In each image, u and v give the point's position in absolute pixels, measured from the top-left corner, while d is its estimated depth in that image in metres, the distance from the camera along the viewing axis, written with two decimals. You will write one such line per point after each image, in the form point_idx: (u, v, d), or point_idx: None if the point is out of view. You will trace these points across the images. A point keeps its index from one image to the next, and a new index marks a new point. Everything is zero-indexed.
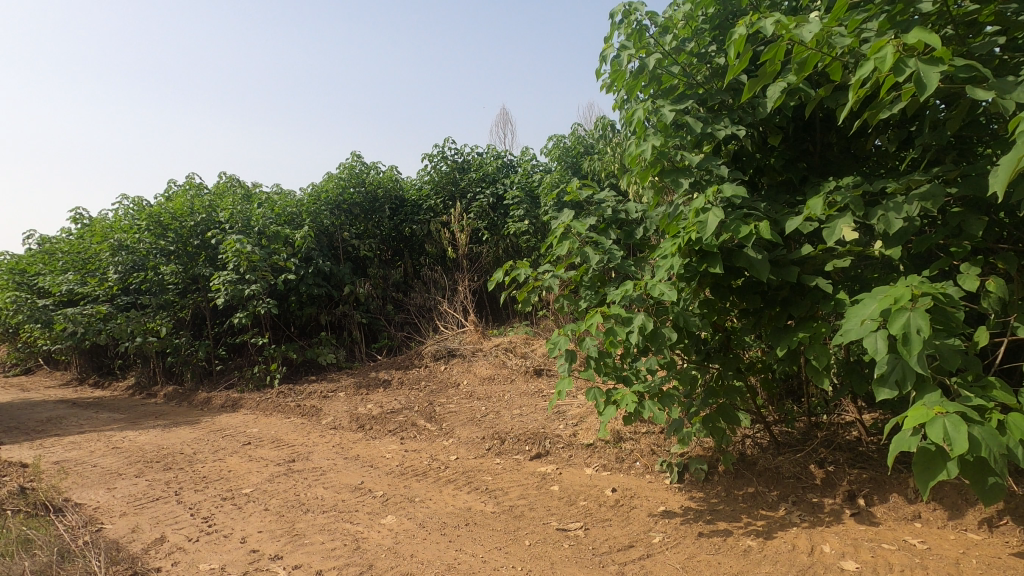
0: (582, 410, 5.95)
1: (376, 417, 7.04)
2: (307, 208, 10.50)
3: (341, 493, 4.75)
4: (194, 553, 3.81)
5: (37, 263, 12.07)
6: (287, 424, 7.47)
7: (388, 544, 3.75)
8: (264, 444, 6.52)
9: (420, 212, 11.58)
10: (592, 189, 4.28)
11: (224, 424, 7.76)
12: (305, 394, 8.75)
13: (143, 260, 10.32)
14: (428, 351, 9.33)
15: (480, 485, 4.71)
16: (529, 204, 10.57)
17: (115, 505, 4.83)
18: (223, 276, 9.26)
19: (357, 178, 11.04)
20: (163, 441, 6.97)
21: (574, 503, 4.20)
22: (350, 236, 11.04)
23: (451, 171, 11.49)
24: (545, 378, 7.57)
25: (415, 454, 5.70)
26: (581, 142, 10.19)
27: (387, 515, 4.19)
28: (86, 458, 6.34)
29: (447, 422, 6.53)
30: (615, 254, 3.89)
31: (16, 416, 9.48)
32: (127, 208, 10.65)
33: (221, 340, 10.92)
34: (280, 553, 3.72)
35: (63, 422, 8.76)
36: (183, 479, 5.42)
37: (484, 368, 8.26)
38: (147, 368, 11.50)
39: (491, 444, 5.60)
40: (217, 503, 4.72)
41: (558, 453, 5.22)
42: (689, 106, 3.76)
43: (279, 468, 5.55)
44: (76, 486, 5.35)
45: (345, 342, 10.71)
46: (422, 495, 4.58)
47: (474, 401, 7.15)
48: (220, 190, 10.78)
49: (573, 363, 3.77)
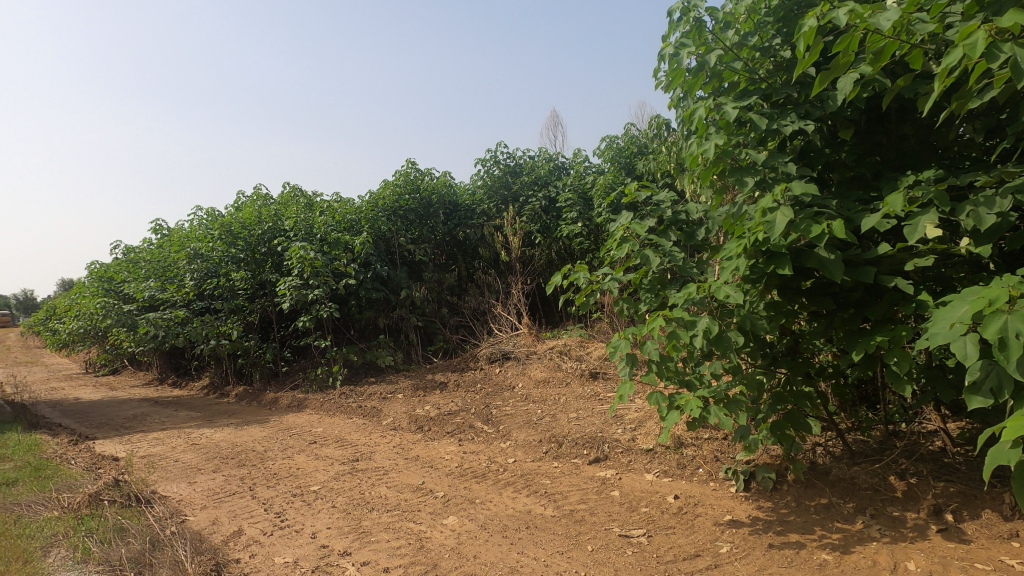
0: (641, 415, 5.86)
1: (434, 418, 7.18)
2: (366, 215, 10.85)
3: (403, 492, 4.88)
4: (269, 547, 4.00)
5: (122, 271, 13.05)
6: (349, 424, 7.74)
7: (451, 543, 3.82)
8: (328, 443, 6.77)
9: (474, 216, 11.63)
10: (651, 190, 4.21)
11: (291, 424, 8.12)
12: (365, 395, 9.06)
13: (216, 267, 10.96)
14: (484, 353, 9.46)
15: (538, 488, 4.72)
16: (583, 206, 10.46)
17: (196, 498, 5.15)
18: (289, 281, 9.82)
19: (412, 185, 11.25)
20: (237, 439, 7.37)
21: (635, 510, 4.13)
22: (406, 241, 11.23)
23: (504, 175, 11.59)
24: (602, 382, 7.49)
25: (473, 455, 5.78)
26: (635, 141, 10.02)
27: (449, 516, 4.27)
28: (169, 453, 6.80)
29: (504, 425, 6.58)
30: (676, 256, 3.80)
31: (106, 413, 10.27)
32: (202, 218, 11.38)
33: (287, 342, 11.45)
34: (349, 549, 3.86)
35: (147, 419, 9.42)
36: (256, 475, 5.71)
37: (539, 371, 8.27)
38: (220, 368, 12.21)
39: (549, 447, 5.60)
40: (287, 499, 4.94)
41: (617, 457, 5.16)
42: (753, 102, 3.64)
43: (344, 467, 5.75)
44: (162, 479, 5.77)
45: (402, 345, 11.01)
46: (482, 496, 4.64)
47: (530, 404, 7.17)
48: (285, 200, 11.31)
49: (635, 367, 3.67)
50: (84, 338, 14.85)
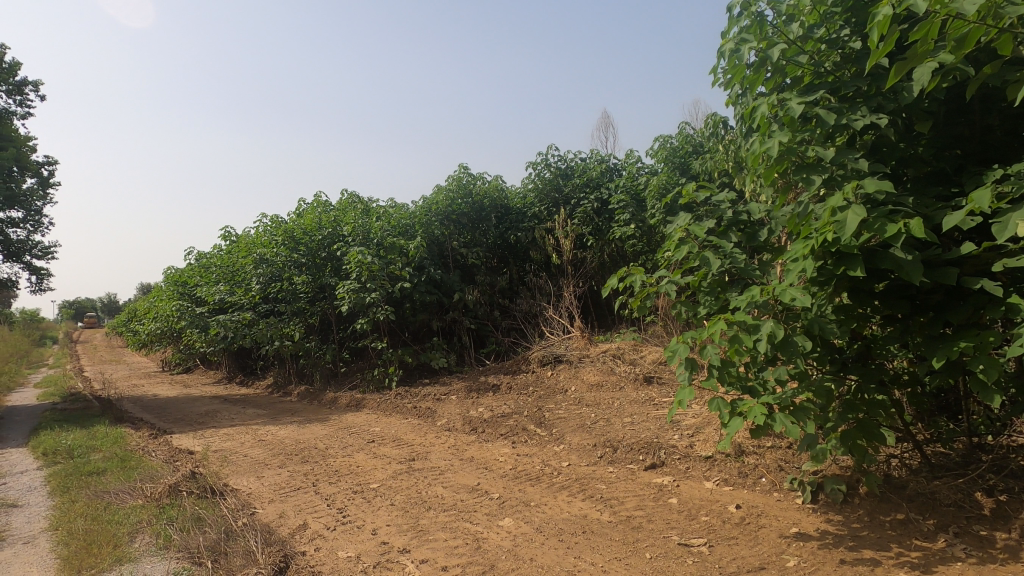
0: (698, 421, 5.72)
1: (488, 420, 7.25)
2: (420, 220, 11.08)
3: (458, 493, 4.95)
4: (333, 541, 4.15)
5: (195, 275, 13.89)
6: (405, 425, 7.92)
7: (507, 545, 3.85)
8: (386, 443, 6.95)
9: (525, 220, 11.66)
10: (710, 191, 4.09)
11: (350, 423, 8.40)
12: (420, 396, 9.26)
13: (280, 271, 11.48)
14: (535, 356, 9.48)
15: (594, 493, 4.68)
16: (635, 207, 10.28)
17: (264, 491, 5.41)
18: (347, 284, 10.17)
19: (464, 189, 11.41)
20: (300, 436, 7.69)
21: (695, 518, 4.03)
22: (459, 245, 11.41)
23: (555, 178, 11.57)
24: (657, 386, 7.35)
25: (527, 458, 5.80)
26: (689, 141, 9.77)
27: (505, 518, 4.30)
28: (239, 449, 7.17)
29: (557, 428, 6.57)
30: (737, 258, 3.68)
31: (181, 409, 10.94)
32: (266, 225, 11.93)
33: (345, 344, 11.84)
34: (408, 546, 3.95)
35: (218, 415, 9.97)
36: (319, 471, 5.95)
37: (591, 374, 8.19)
38: (284, 368, 12.78)
39: (603, 452, 5.54)
40: (348, 495, 5.11)
41: (674, 464, 5.05)
42: (820, 96, 3.49)
43: (401, 466, 5.89)
44: (233, 473, 6.09)
45: (455, 347, 11.20)
46: (537, 499, 4.65)
47: (583, 408, 7.11)
48: (343, 206, 11.70)
49: (695, 372, 3.57)
50: (161, 338, 15.89)
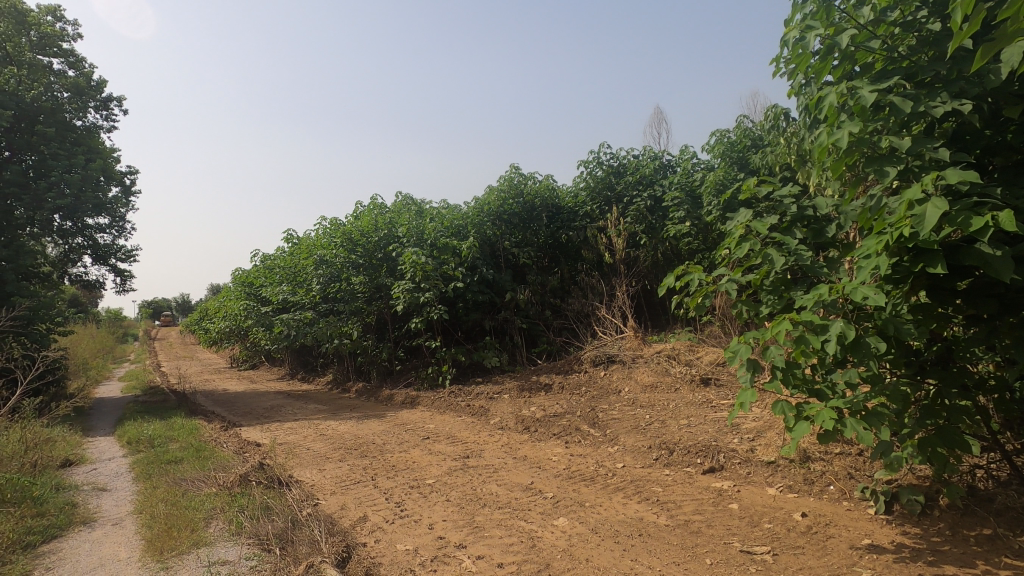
0: (759, 425, 5.52)
1: (541, 420, 7.26)
2: (472, 220, 11.21)
3: (513, 491, 4.98)
4: (392, 534, 4.26)
5: (260, 276, 14.59)
6: (459, 422, 8.05)
7: (563, 545, 3.84)
8: (440, 440, 7.08)
9: (577, 219, 11.57)
10: (772, 187, 3.92)
11: (406, 419, 8.61)
12: (473, 394, 9.37)
13: (339, 272, 11.84)
14: (587, 356, 9.40)
15: (650, 495, 4.60)
16: (690, 204, 9.99)
17: (326, 483, 5.63)
18: (402, 284, 10.39)
19: (516, 189, 11.48)
20: (358, 431, 7.95)
21: (758, 525, 3.88)
22: (510, 244, 11.45)
23: (607, 176, 11.41)
24: (714, 388, 7.14)
25: (581, 458, 5.76)
26: (748, 134, 9.40)
27: (559, 517, 4.30)
28: (302, 442, 7.48)
29: (610, 428, 6.49)
30: (803, 255, 3.51)
31: (248, 404, 11.54)
32: (326, 228, 12.38)
33: (400, 342, 12.16)
34: (464, 542, 4.01)
35: (283, 410, 10.45)
36: (377, 466, 6.13)
37: (645, 375, 8.05)
38: (343, 366, 13.27)
39: (659, 454, 5.44)
40: (405, 490, 5.24)
41: (734, 469, 4.89)
42: (894, 84, 3.28)
43: (456, 463, 5.98)
44: (297, 465, 6.37)
45: (507, 346, 11.27)
46: (592, 500, 4.61)
47: (637, 409, 7.00)
48: (398, 208, 12.00)
49: (757, 373, 3.37)
50: (230, 336, 16.79)
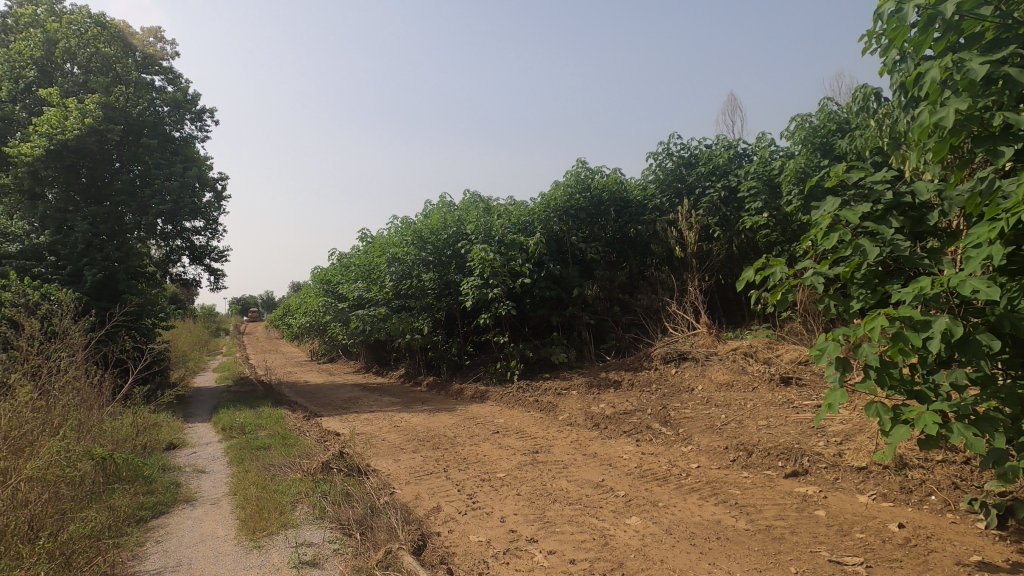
0: (848, 429, 5.17)
1: (611, 417, 7.15)
2: (539, 216, 11.18)
3: (583, 488, 4.94)
4: (465, 525, 4.36)
5: (337, 274, 15.28)
6: (527, 417, 8.09)
7: (636, 544, 3.77)
8: (510, 434, 7.15)
9: (646, 212, 11.24)
10: (863, 173, 3.61)
11: (476, 413, 8.76)
12: (541, 389, 9.39)
13: (410, 269, 12.12)
14: (658, 353, 9.15)
15: (727, 497, 4.43)
16: (768, 194, 9.46)
17: (401, 473, 5.83)
18: (471, 281, 10.55)
19: (582, 184, 11.31)
20: (430, 424, 8.17)
21: (848, 534, 3.64)
22: (577, 240, 11.31)
23: (677, 167, 11.04)
24: (797, 388, 6.75)
25: (653, 457, 5.63)
26: (832, 118, 8.77)
27: (632, 516, 4.22)
28: (377, 433, 7.78)
29: (684, 427, 6.30)
30: (900, 245, 3.23)
31: (328, 395, 12.15)
32: (397, 227, 12.80)
33: (469, 338, 12.38)
34: (536, 536, 4.03)
35: (359, 401, 10.93)
36: (449, 458, 6.27)
37: (720, 373, 7.75)
38: (415, 360, 13.70)
39: (737, 456, 5.22)
40: (477, 483, 5.34)
41: (820, 473, 4.61)
42: (1009, 54, 2.95)
43: (525, 458, 6.01)
44: (374, 454, 6.63)
45: (575, 342, 11.22)
46: (665, 500, 4.49)
47: (712, 407, 6.76)
48: (466, 206, 12.22)
49: (848, 373, 3.11)
50: (310, 331, 17.76)
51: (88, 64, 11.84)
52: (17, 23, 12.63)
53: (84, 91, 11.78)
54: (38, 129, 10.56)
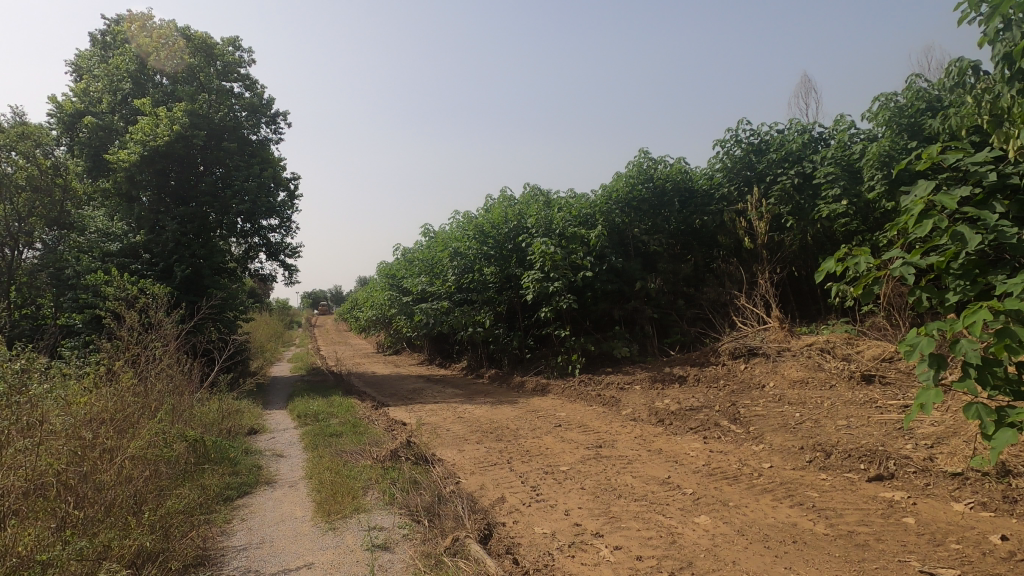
0: (940, 432, 4.81)
1: (676, 413, 6.98)
2: (600, 208, 11.01)
3: (649, 484, 4.85)
4: (529, 517, 4.38)
5: (401, 269, 15.72)
6: (590, 411, 8.04)
7: (706, 544, 3.67)
8: (572, 428, 7.13)
9: (713, 202, 10.78)
10: (961, 152, 3.26)
11: (537, 406, 8.79)
12: (603, 384, 9.30)
13: (472, 263, 12.29)
14: (726, 348, 8.83)
15: (804, 500, 4.21)
16: (848, 180, 8.83)
17: (466, 463, 5.95)
18: (532, 274, 10.58)
19: (645, 175, 11.00)
20: (493, 416, 8.27)
21: (942, 544, 3.38)
22: (640, 232, 11.02)
23: (747, 154, 10.47)
24: (880, 387, 6.33)
25: (721, 455, 5.45)
26: (921, 96, 8.08)
27: (701, 515, 4.11)
28: (442, 423, 7.97)
29: (755, 425, 6.05)
30: (1006, 232, 2.92)
31: (394, 386, 12.55)
32: (460, 221, 13.01)
33: (530, 331, 12.43)
34: (601, 531, 4.00)
35: (424, 393, 11.23)
36: (512, 450, 6.33)
37: (793, 370, 7.38)
38: (477, 352, 13.92)
39: (813, 457, 4.96)
40: (540, 475, 5.36)
41: (908, 479, 4.31)
42: None
43: (589, 452, 5.97)
44: (440, 444, 6.80)
45: (637, 336, 11.04)
46: (736, 500, 4.34)
47: (785, 405, 6.45)
48: (527, 199, 12.23)
49: (943, 372, 2.77)
50: (377, 324, 18.40)
51: (177, 75, 12.79)
52: (115, 39, 13.76)
53: (172, 100, 12.71)
54: (134, 137, 11.45)
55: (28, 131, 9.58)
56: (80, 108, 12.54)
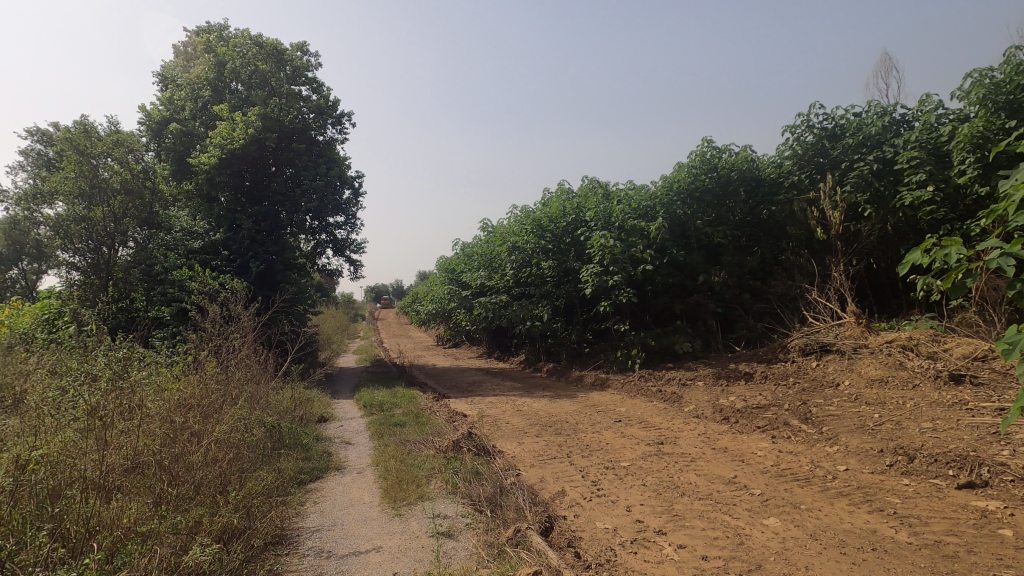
0: None
1: (742, 411, 6.74)
2: (661, 200, 10.73)
3: (714, 483, 4.73)
4: (590, 511, 4.38)
5: (460, 263, 15.97)
6: (651, 407, 7.91)
7: (776, 547, 3.54)
8: (633, 424, 7.03)
9: (781, 191, 10.25)
10: None
11: (597, 401, 8.73)
12: (664, 379, 9.13)
13: (530, 257, 12.34)
14: (796, 344, 8.44)
15: (884, 506, 3.98)
16: (935, 165, 8.18)
17: (526, 456, 6.01)
18: (591, 268, 10.57)
19: (708, 165, 10.55)
20: (552, 410, 8.29)
21: None
22: (703, 224, 10.64)
23: (819, 140, 9.81)
24: (971, 388, 5.86)
25: (792, 456, 5.23)
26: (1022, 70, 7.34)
27: (770, 517, 3.97)
28: (502, 416, 8.07)
29: (828, 426, 5.76)
30: None
31: (454, 378, 12.82)
32: (518, 216, 13.07)
33: (588, 325, 12.36)
34: (664, 529, 3.94)
35: (483, 385, 11.40)
36: (572, 444, 6.33)
37: (871, 369, 6.95)
38: (535, 346, 14.00)
39: (894, 461, 4.67)
40: (601, 470, 5.34)
41: (1004, 488, 3.98)
42: None
43: (650, 448, 5.88)
44: (500, 436, 6.89)
45: (700, 331, 10.77)
46: (808, 503, 4.16)
47: (862, 405, 6.10)
48: (585, 192, 12.10)
49: None
50: (437, 317, 18.83)
51: (251, 81, 13.47)
52: (196, 49, 14.65)
53: (247, 106, 13.44)
54: (213, 141, 12.19)
55: (121, 138, 10.17)
56: (165, 116, 13.25)
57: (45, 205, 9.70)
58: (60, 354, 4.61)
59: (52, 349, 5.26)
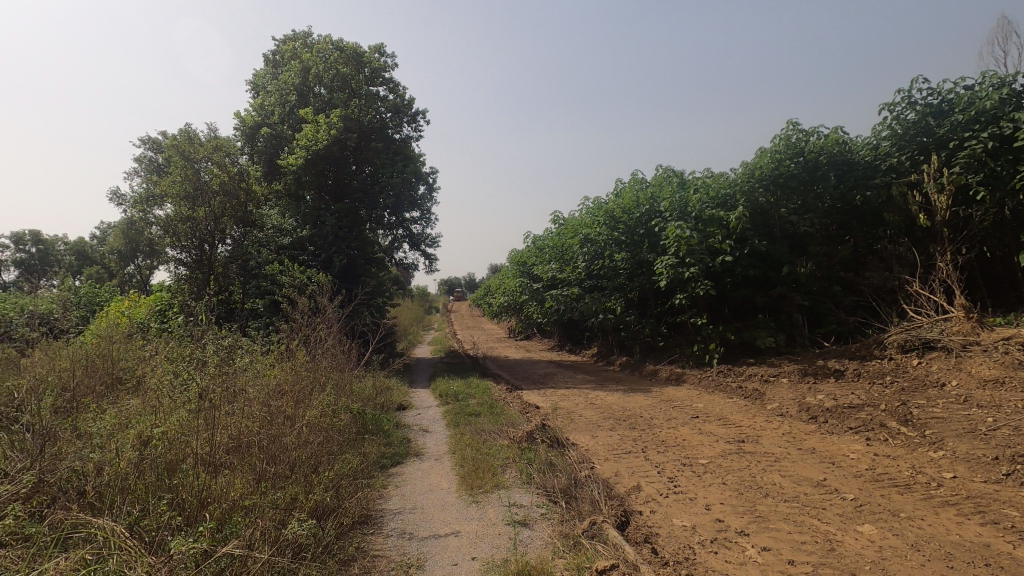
0: None
1: (832, 410, 6.34)
2: (741, 187, 10.25)
3: (801, 485, 4.49)
4: (667, 508, 4.29)
5: (531, 256, 16.04)
6: (730, 404, 7.61)
7: (872, 556, 3.32)
8: (711, 420, 6.80)
9: (877, 174, 9.44)
10: None
11: (672, 396, 8.52)
12: (745, 374, 8.75)
13: (602, 249, 12.17)
14: (893, 339, 7.81)
15: (999, 518, 3.62)
16: None
17: (599, 449, 5.98)
18: (666, 259, 10.29)
19: (794, 148, 9.95)
20: (626, 404, 8.17)
21: None
22: (788, 212, 10.08)
23: (922, 118, 8.99)
24: None
25: (889, 460, 4.86)
26: None
27: (865, 523, 3.73)
28: (575, 409, 8.06)
29: (932, 429, 5.30)
30: None
31: (527, 370, 12.95)
32: (589, 207, 12.93)
33: (663, 318, 12.06)
34: (746, 529, 3.81)
35: (555, 378, 11.43)
36: (646, 439, 6.22)
37: (982, 368, 6.33)
38: (608, 339, 13.86)
39: (1013, 469, 4.23)
40: (678, 467, 5.21)
41: None
42: None
43: (730, 446, 5.67)
44: (573, 429, 6.89)
45: (784, 325, 10.25)
46: (909, 511, 3.86)
47: (973, 408, 5.56)
48: (659, 181, 11.76)
49: None
50: (509, 310, 19.04)
51: (333, 83, 14.15)
52: (283, 57, 15.56)
53: (330, 107, 14.14)
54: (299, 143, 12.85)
55: (220, 143, 10.98)
56: (257, 121, 14.11)
57: (155, 206, 10.68)
58: (172, 343, 5.08)
59: (164, 337, 5.80)
